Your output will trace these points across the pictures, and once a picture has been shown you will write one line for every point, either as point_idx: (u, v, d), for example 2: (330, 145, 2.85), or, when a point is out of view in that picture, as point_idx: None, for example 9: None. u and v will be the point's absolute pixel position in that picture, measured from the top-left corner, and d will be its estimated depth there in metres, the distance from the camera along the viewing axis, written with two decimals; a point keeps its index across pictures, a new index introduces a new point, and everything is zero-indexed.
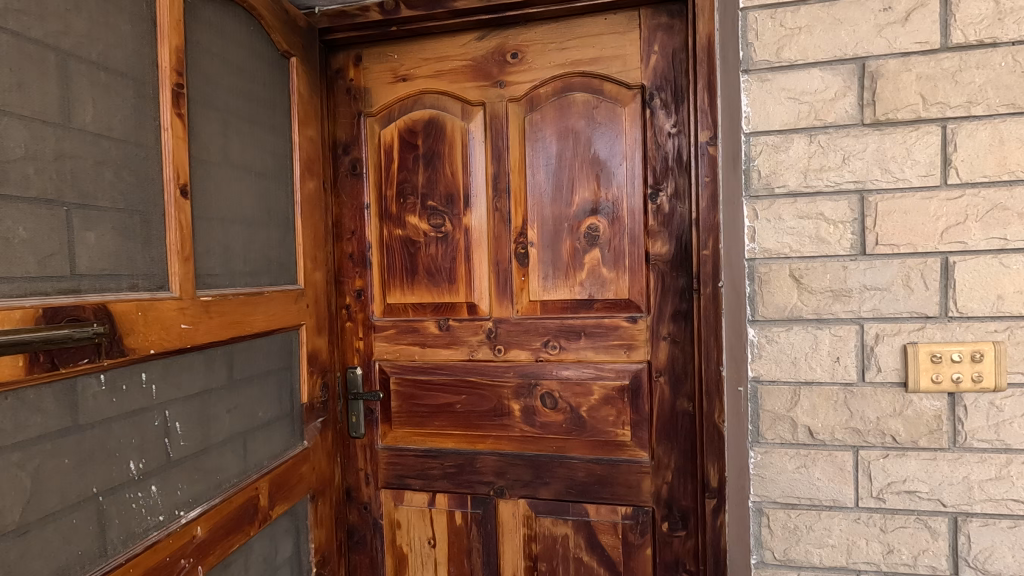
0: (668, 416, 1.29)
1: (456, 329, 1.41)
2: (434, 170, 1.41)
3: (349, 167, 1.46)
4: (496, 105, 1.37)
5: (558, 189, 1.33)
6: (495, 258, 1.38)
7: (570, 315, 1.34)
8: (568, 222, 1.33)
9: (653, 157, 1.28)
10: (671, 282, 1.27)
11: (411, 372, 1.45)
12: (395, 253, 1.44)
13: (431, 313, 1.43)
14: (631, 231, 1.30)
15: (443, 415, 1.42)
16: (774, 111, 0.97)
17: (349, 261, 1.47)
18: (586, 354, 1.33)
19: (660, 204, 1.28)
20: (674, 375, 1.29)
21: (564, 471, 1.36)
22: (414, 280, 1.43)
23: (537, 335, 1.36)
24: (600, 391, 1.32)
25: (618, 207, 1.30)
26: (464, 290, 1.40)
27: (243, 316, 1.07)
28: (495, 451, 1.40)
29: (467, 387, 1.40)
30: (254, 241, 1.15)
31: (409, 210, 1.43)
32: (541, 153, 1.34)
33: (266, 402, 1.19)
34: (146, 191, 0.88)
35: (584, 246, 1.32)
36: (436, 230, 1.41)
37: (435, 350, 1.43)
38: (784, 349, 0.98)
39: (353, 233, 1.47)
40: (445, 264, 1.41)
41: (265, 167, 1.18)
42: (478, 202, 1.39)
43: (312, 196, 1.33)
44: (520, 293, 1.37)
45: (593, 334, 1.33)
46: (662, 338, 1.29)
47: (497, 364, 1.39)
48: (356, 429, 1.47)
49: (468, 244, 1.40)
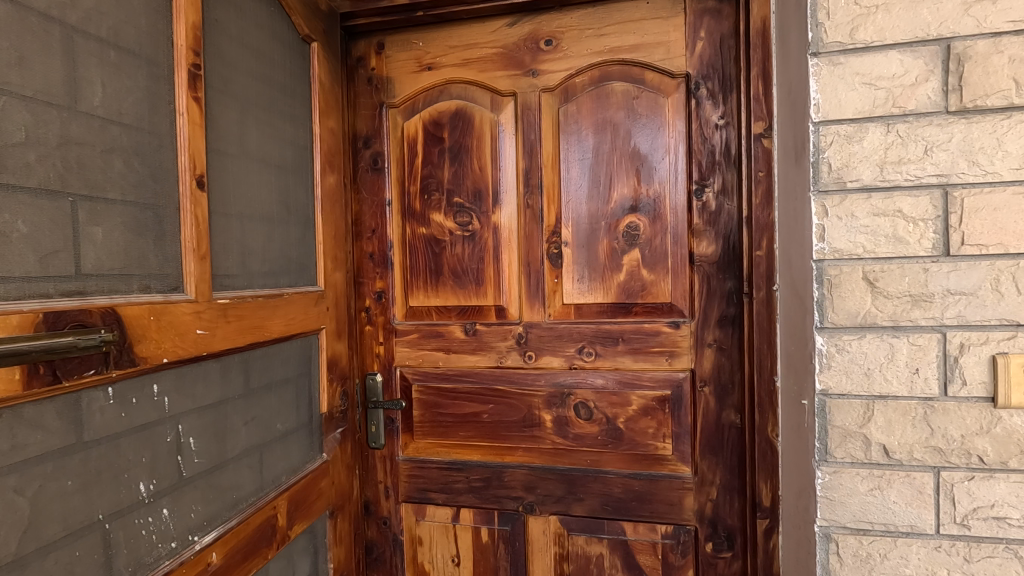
0: (713, 429, 1.21)
1: (484, 334, 1.32)
2: (461, 165, 1.33)
3: (370, 161, 1.38)
4: (528, 96, 1.28)
5: (595, 185, 1.25)
6: (526, 259, 1.30)
7: (607, 320, 1.25)
8: (605, 221, 1.25)
9: (698, 151, 1.19)
10: (717, 285, 1.19)
11: (435, 379, 1.36)
12: (419, 253, 1.36)
13: (457, 316, 1.34)
14: (673, 231, 1.21)
15: (468, 425, 1.34)
16: (846, 98, 0.88)
17: (369, 261, 1.39)
18: (624, 361, 1.25)
19: (706, 201, 1.19)
20: (720, 385, 1.20)
21: (599, 486, 1.27)
22: (439, 281, 1.35)
23: (571, 341, 1.27)
24: (638, 401, 1.24)
25: (660, 204, 1.22)
26: (492, 293, 1.32)
27: (262, 320, 0.98)
28: (525, 464, 1.31)
29: (495, 396, 1.32)
30: (273, 238, 1.06)
31: (434, 208, 1.35)
32: (577, 146, 1.26)
33: (284, 412, 1.11)
34: (159, 182, 0.79)
35: (622, 246, 1.24)
36: (463, 229, 1.33)
37: (461, 356, 1.34)
38: (856, 360, 0.89)
39: (374, 232, 1.39)
40: (472, 265, 1.33)
41: (284, 159, 1.10)
42: (508, 198, 1.30)
43: (332, 192, 1.25)
44: (553, 297, 1.29)
45: (632, 339, 1.24)
46: (707, 345, 1.20)
47: (527, 371, 1.30)
48: (376, 439, 1.39)
49: (497, 244, 1.31)
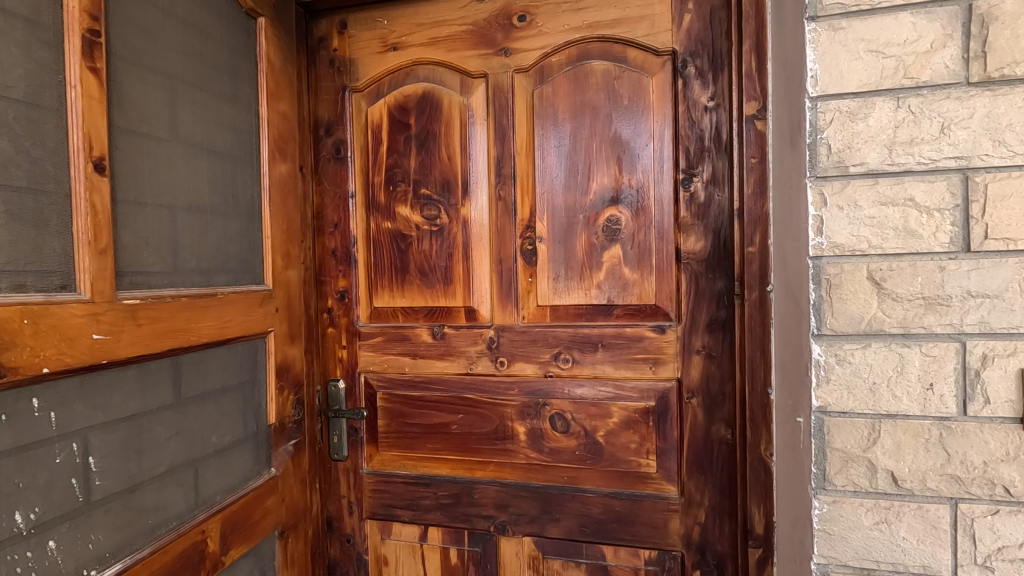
0: (702, 445, 1.09)
1: (453, 338, 1.21)
2: (428, 154, 1.22)
3: (332, 150, 1.27)
4: (500, 77, 1.17)
5: (573, 174, 1.13)
6: (498, 256, 1.18)
7: (585, 323, 1.14)
8: (582, 214, 1.13)
9: (686, 136, 1.07)
10: (706, 285, 1.07)
11: (401, 387, 1.25)
12: (384, 250, 1.25)
13: (424, 319, 1.23)
14: (658, 225, 1.09)
15: (436, 437, 1.23)
16: (849, 69, 0.76)
17: (331, 258, 1.28)
18: (604, 369, 1.13)
19: (695, 192, 1.07)
20: (709, 397, 1.08)
21: (577, 506, 1.15)
22: (405, 280, 1.24)
23: (547, 346, 1.16)
24: (619, 414, 1.12)
25: (644, 195, 1.10)
26: (462, 293, 1.21)
27: (186, 323, 0.88)
28: (496, 480, 1.20)
29: (464, 406, 1.21)
30: (206, 232, 0.96)
31: (399, 200, 1.24)
32: (553, 133, 1.14)
33: (223, 424, 1.01)
34: (48, 165, 0.69)
35: (602, 242, 1.12)
36: (430, 223, 1.22)
37: (428, 362, 1.23)
38: (859, 373, 0.77)
39: (336, 227, 1.28)
40: (440, 263, 1.22)
41: (221, 145, 1.00)
42: (479, 190, 1.19)
43: (284, 183, 1.14)
44: (527, 298, 1.17)
45: (612, 345, 1.12)
46: (695, 352, 1.08)
47: (499, 379, 1.19)
48: (338, 450, 1.29)
49: (467, 239, 1.20)
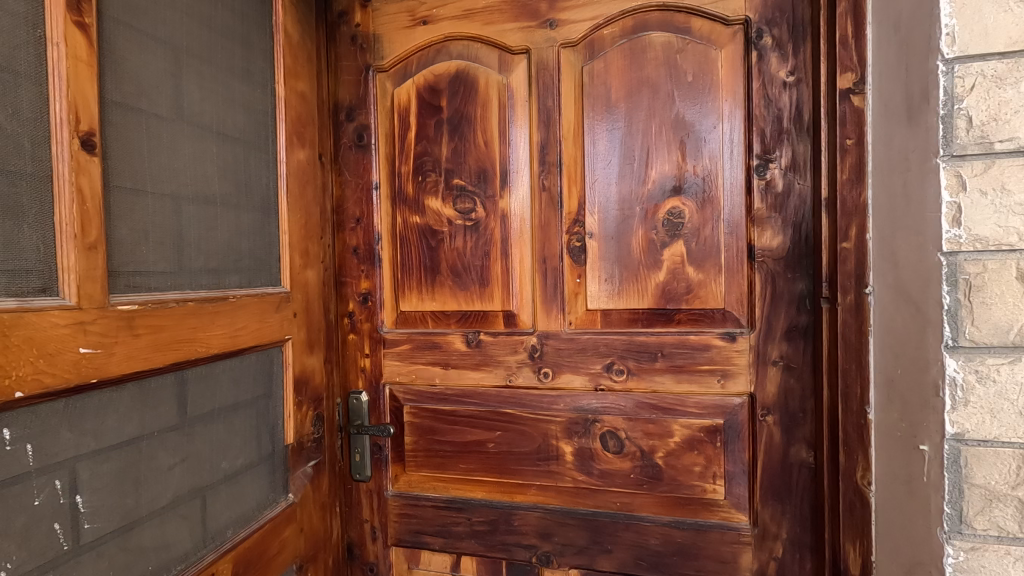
0: (778, 469, 0.95)
1: (490, 346, 1.09)
2: (462, 140, 1.09)
3: (353, 137, 1.15)
4: (544, 52, 1.04)
5: (629, 162, 1.00)
6: (541, 254, 1.05)
7: (642, 330, 1.01)
8: (640, 206, 1.00)
9: (761, 116, 0.94)
10: (784, 286, 0.94)
11: (431, 401, 1.13)
12: (412, 248, 1.13)
13: (457, 324, 1.11)
14: (728, 219, 0.96)
15: (470, 456, 1.11)
16: (996, 24, 0.64)
17: (353, 257, 1.16)
18: (664, 383, 1.00)
19: (771, 180, 0.94)
20: (787, 414, 0.94)
21: (632, 536, 1.02)
22: (435, 282, 1.11)
23: (597, 356, 1.03)
24: (681, 433, 0.99)
25: (711, 184, 0.97)
26: (500, 295, 1.08)
27: (192, 332, 0.75)
28: (539, 506, 1.07)
29: (501, 422, 1.08)
30: (216, 226, 0.84)
31: (429, 191, 1.11)
32: (605, 115, 1.01)
33: (235, 446, 0.88)
34: (24, 140, 0.57)
35: (662, 237, 0.99)
36: (464, 217, 1.09)
37: (461, 373, 1.11)
38: (1006, 396, 0.65)
39: (358, 222, 1.15)
40: (475, 263, 1.09)
41: (232, 125, 0.87)
42: (519, 179, 1.06)
43: (304, 171, 1.01)
44: (574, 301, 1.04)
45: (673, 355, 0.99)
46: (771, 363, 0.95)
47: (542, 393, 1.06)
48: (360, 470, 1.16)
49: (506, 236, 1.07)
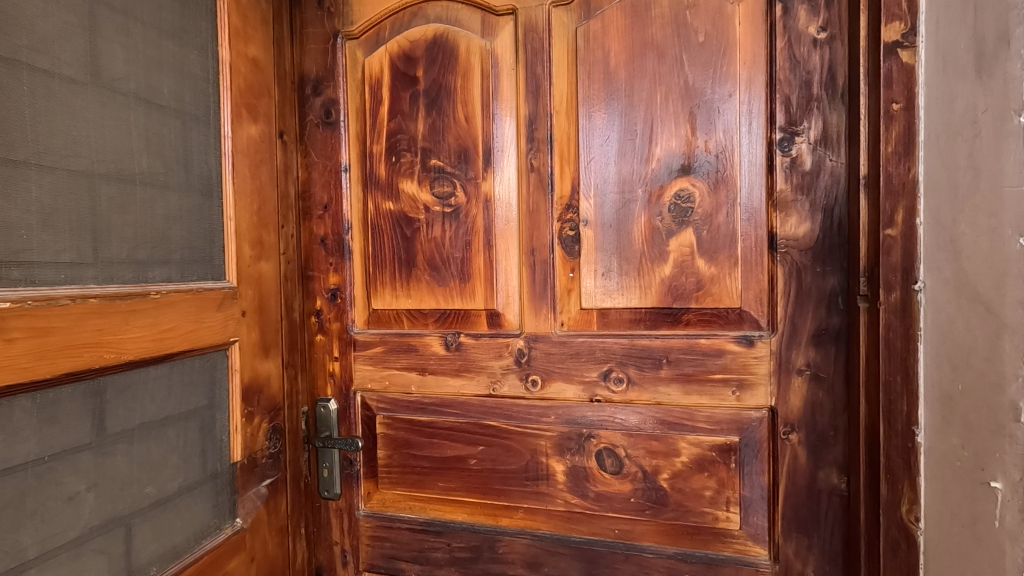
0: (804, 497, 0.81)
1: (471, 350, 0.95)
2: (440, 116, 0.96)
3: (321, 113, 1.02)
4: (533, 12, 0.90)
5: (630, 137, 0.86)
6: (529, 245, 0.92)
7: (645, 332, 0.87)
8: (642, 187, 0.86)
9: (786, 81, 0.79)
10: (813, 282, 0.79)
11: (406, 410, 1.00)
12: (384, 238, 1.00)
13: (435, 324, 0.98)
14: (745, 203, 0.82)
15: (450, 474, 0.98)
16: None
17: (320, 248, 1.03)
18: (669, 394, 0.86)
19: (797, 156, 0.79)
20: (816, 433, 0.80)
21: (633, 569, 0.89)
22: (411, 276, 0.98)
23: (593, 362, 0.89)
24: (689, 452, 0.86)
25: (726, 162, 0.82)
26: (482, 292, 0.95)
27: (97, 335, 0.63)
28: (527, 531, 0.94)
29: (485, 436, 0.96)
30: (137, 210, 0.71)
31: (403, 174, 0.98)
32: (603, 84, 0.87)
33: (165, 467, 0.75)
34: None
35: (667, 224, 0.85)
36: (442, 203, 0.96)
37: (440, 380, 0.98)
38: None
39: (326, 209, 1.03)
40: (455, 255, 0.96)
41: (161, 92, 0.74)
42: (504, 159, 0.93)
43: (258, 150, 0.89)
44: (567, 298, 0.91)
45: (681, 362, 0.85)
46: (797, 371, 0.80)
47: (529, 404, 0.93)
48: (329, 487, 1.04)
49: (489, 224, 0.94)
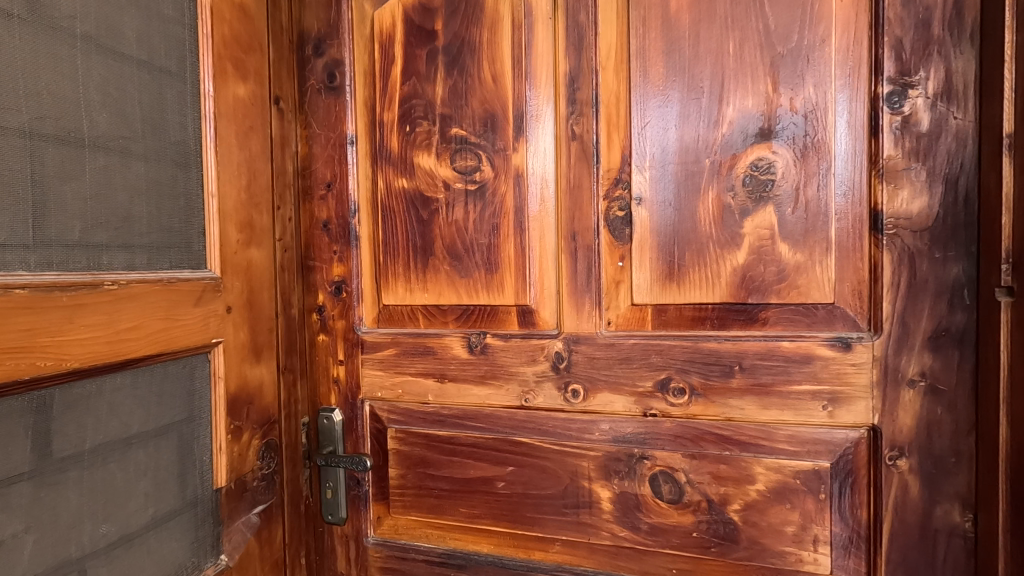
0: (915, 537, 0.66)
1: (499, 353, 0.81)
2: (463, 76, 0.81)
3: (323, 76, 0.88)
4: None
5: (695, 96, 0.71)
6: (569, 228, 0.77)
7: (711, 334, 0.72)
8: (709, 157, 0.71)
9: (898, 20, 0.63)
10: (930, 271, 0.64)
11: (422, 423, 0.85)
12: (397, 222, 0.85)
13: (456, 323, 0.83)
14: (842, 174, 0.66)
15: (474, 498, 0.84)
16: None
17: (323, 234, 0.89)
18: (742, 408, 0.71)
19: (911, 114, 0.64)
20: (932, 458, 0.65)
21: None
22: (428, 266, 0.84)
23: (647, 369, 0.74)
24: (767, 478, 0.70)
25: (817, 123, 0.67)
26: (513, 284, 0.80)
27: (29, 338, 0.49)
28: (566, 568, 0.80)
29: (515, 454, 0.81)
30: (90, 180, 0.57)
31: (418, 146, 0.84)
32: (661, 33, 0.72)
33: (130, 497, 0.62)
34: None
35: (742, 201, 0.70)
36: (465, 179, 0.81)
37: (461, 388, 0.83)
38: None
39: (329, 188, 0.88)
40: (480, 241, 0.81)
41: (121, 34, 0.60)
42: (539, 127, 0.78)
43: (248, 115, 0.74)
44: (615, 292, 0.76)
45: (757, 370, 0.70)
46: (907, 382, 0.65)
47: (569, 418, 0.78)
48: (333, 510, 0.90)
49: (521, 204, 0.79)
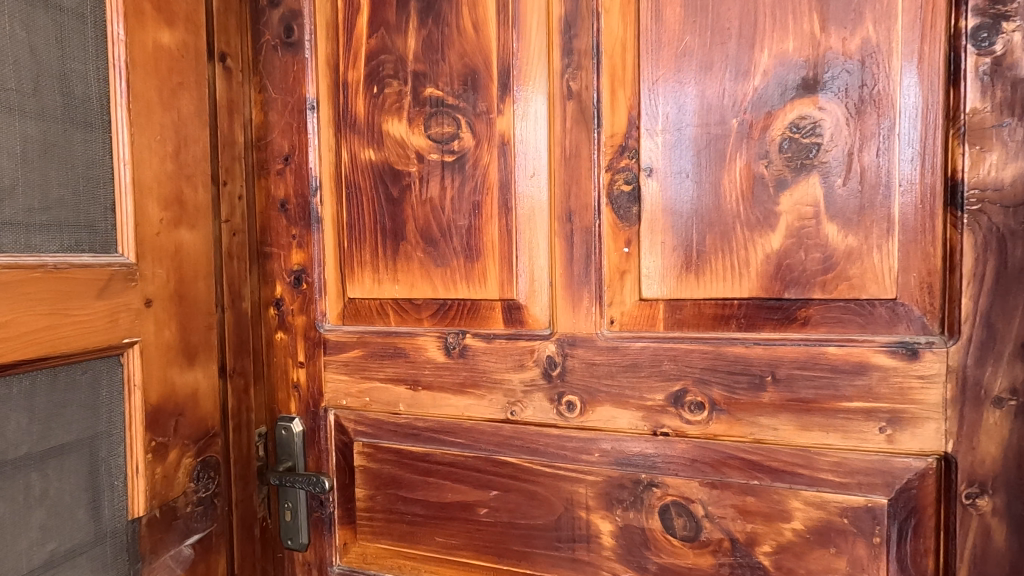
0: None
1: (481, 357, 0.68)
2: (439, 25, 0.68)
3: (279, 30, 0.75)
4: None
5: (721, 39, 0.57)
6: (564, 207, 0.64)
7: (738, 337, 0.58)
8: (738, 116, 0.57)
9: None
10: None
11: (392, 437, 0.73)
12: (364, 200, 0.73)
13: (432, 321, 0.70)
14: (909, 134, 0.52)
15: (452, 525, 0.71)
16: None
17: (280, 215, 0.76)
18: (775, 429, 0.57)
19: (1004, 54, 0.49)
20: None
21: None
22: (399, 253, 0.71)
23: (658, 379, 0.61)
24: (806, 516, 0.57)
25: (877, 70, 0.53)
26: (497, 274, 0.67)
27: None
28: None
29: (500, 476, 0.68)
30: None
31: (388, 110, 0.71)
32: None
33: (16, 535, 0.50)
34: None
35: (778, 171, 0.56)
36: (442, 149, 0.68)
37: (437, 398, 0.70)
38: None
39: (287, 161, 0.75)
40: (458, 223, 0.68)
41: None
42: (528, 84, 0.64)
43: (177, 69, 0.61)
44: (619, 284, 0.62)
45: (795, 382, 0.56)
46: (992, 400, 0.51)
47: (563, 436, 0.65)
48: (293, 535, 0.77)
49: (507, 178, 0.66)
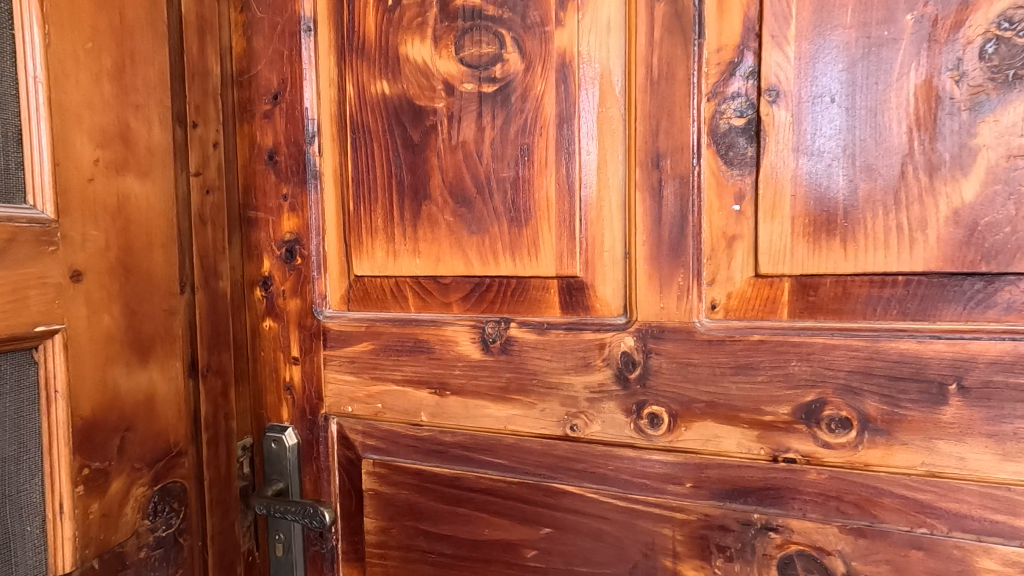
0: None
1: (530, 354, 0.51)
2: None
3: None
4: None
5: None
6: (650, 149, 0.46)
7: (905, 328, 0.41)
8: (916, 11, 0.39)
9: None
10: None
11: (411, 456, 0.56)
12: (375, 149, 0.56)
13: (464, 305, 0.54)
14: None
15: (490, 570, 0.55)
16: None
17: (267, 170, 0.59)
18: (957, 457, 0.41)
19: None
20: None
21: None
22: (422, 216, 0.54)
23: (782, 386, 0.44)
24: None
25: None
26: (554, 243, 0.50)
27: None
28: None
29: (556, 510, 0.52)
30: None
31: (407, 29, 0.54)
32: None
33: None
34: None
35: (973, 89, 0.39)
36: (479, 77, 0.51)
37: (471, 406, 0.54)
38: None
39: (275, 100, 0.58)
40: (500, 174, 0.51)
41: None
42: None
43: None
44: (726, 255, 0.45)
45: (989, 393, 0.40)
46: None
47: (643, 460, 0.48)
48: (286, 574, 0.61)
49: (568, 114, 0.49)
